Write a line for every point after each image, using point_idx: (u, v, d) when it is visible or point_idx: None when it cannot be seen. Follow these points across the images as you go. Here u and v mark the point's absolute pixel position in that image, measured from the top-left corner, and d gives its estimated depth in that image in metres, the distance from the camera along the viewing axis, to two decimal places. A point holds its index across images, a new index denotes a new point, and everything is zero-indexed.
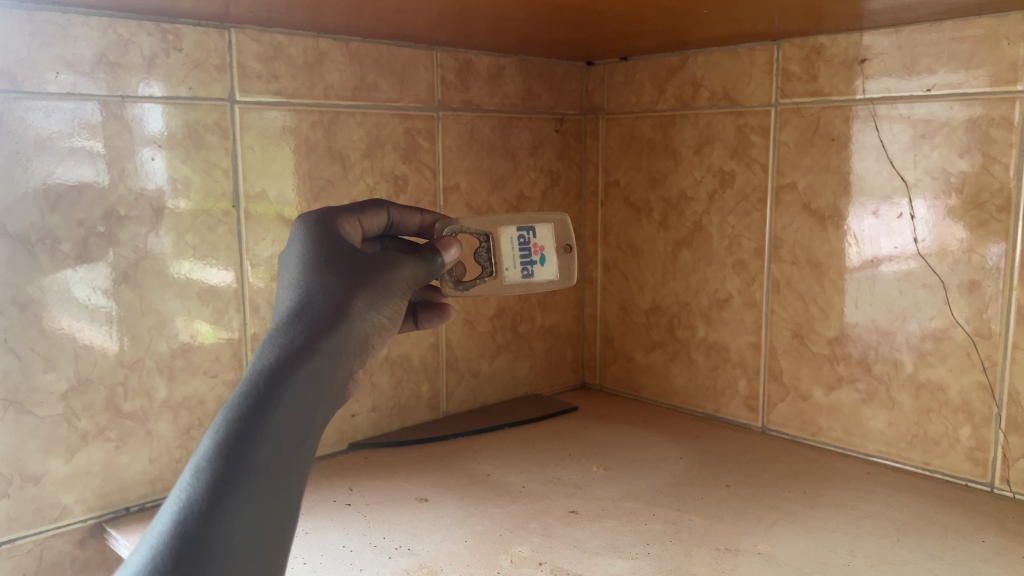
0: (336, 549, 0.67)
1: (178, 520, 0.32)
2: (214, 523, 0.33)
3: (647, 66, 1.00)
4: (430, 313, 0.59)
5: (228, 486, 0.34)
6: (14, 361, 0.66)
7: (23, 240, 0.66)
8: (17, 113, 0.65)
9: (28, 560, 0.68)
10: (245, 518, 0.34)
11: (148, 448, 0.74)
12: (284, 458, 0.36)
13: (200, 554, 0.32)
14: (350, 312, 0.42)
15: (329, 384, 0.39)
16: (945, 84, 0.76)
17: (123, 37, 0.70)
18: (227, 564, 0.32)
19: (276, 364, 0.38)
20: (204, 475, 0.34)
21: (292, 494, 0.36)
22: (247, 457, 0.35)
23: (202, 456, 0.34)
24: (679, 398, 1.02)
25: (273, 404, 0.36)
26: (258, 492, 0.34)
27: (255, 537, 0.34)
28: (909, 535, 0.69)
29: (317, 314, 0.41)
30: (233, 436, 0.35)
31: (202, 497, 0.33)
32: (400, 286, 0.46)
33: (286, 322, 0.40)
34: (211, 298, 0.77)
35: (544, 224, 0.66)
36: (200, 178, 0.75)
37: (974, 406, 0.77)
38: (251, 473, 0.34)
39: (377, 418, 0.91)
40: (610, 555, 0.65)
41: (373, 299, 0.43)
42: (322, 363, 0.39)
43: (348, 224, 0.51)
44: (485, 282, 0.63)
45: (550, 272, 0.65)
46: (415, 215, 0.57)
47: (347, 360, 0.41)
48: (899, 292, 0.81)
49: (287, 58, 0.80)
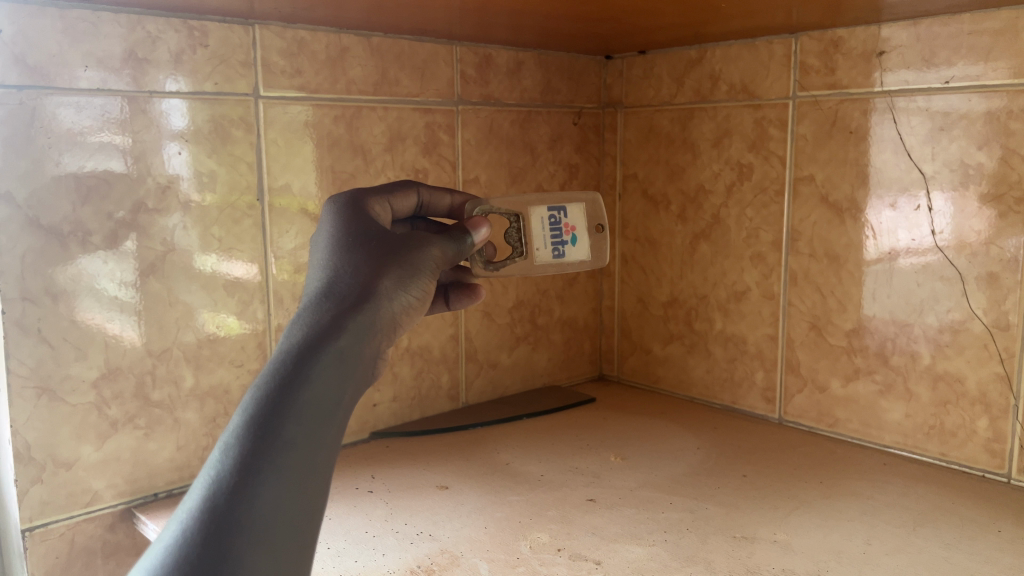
0: (360, 534, 0.68)
1: (208, 495, 0.34)
2: (243, 498, 0.34)
3: (666, 59, 1.01)
4: (461, 294, 0.60)
5: (256, 461, 0.35)
6: (47, 349, 0.68)
7: (56, 231, 0.68)
8: (49, 108, 0.66)
9: (60, 543, 0.70)
10: (274, 492, 0.35)
11: (175, 436, 0.76)
12: (312, 434, 0.37)
13: (228, 529, 0.33)
14: (378, 292, 0.43)
15: (359, 361, 0.40)
16: (964, 76, 0.76)
17: (152, 35, 0.71)
18: (255, 538, 0.34)
19: (304, 343, 0.39)
20: (233, 452, 0.35)
21: (323, 469, 0.37)
22: (275, 434, 0.36)
23: (232, 434, 0.36)
24: (697, 390, 1.02)
25: (301, 382, 0.37)
26: (286, 467, 0.35)
27: (284, 512, 0.35)
28: (926, 525, 0.69)
29: (345, 294, 0.42)
30: (260, 415, 0.36)
31: (231, 474, 0.35)
32: (428, 267, 0.47)
33: (314, 303, 0.42)
34: (236, 290, 0.79)
35: (575, 203, 0.67)
36: (226, 172, 0.77)
37: (992, 397, 0.77)
38: (279, 449, 0.36)
39: (398, 408, 0.92)
40: (628, 542, 0.66)
41: (401, 280, 0.45)
42: (350, 341, 0.40)
43: (378, 205, 0.52)
44: (515, 263, 0.65)
45: (581, 252, 0.67)
46: (445, 196, 0.59)
47: (377, 339, 0.42)
48: (917, 284, 0.81)
49: (310, 53, 0.81)
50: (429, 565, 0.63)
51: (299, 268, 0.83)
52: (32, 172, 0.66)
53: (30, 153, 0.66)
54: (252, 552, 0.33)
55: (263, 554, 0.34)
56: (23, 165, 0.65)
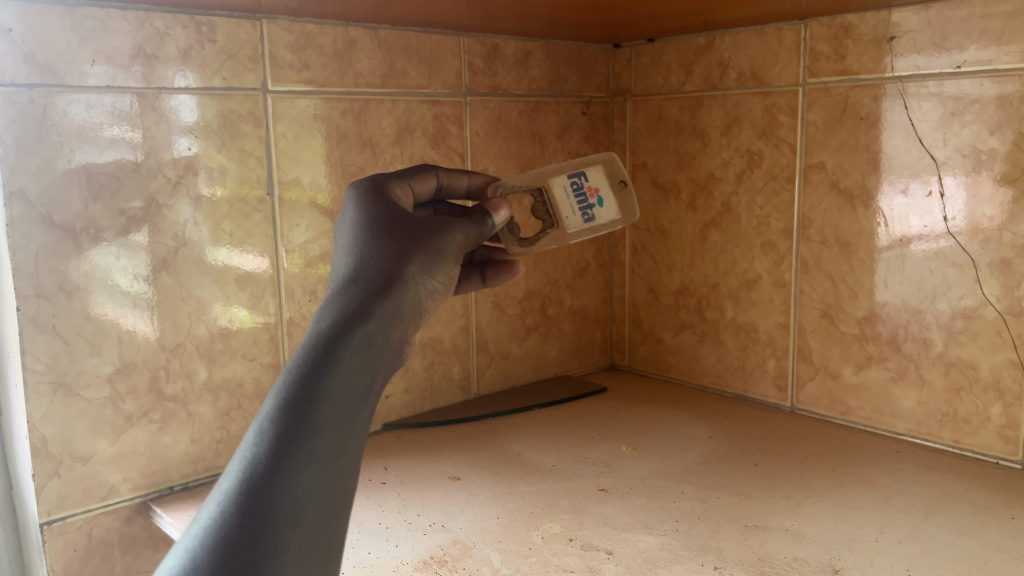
0: (373, 526, 0.69)
1: (243, 478, 0.34)
2: (277, 482, 0.34)
3: (674, 47, 1.00)
4: (498, 271, 0.61)
5: (290, 445, 0.34)
6: (62, 345, 0.68)
7: (68, 228, 0.68)
8: (60, 106, 0.67)
9: (78, 537, 0.71)
10: (307, 476, 0.34)
11: (189, 429, 0.77)
12: (345, 419, 0.36)
13: (264, 511, 0.33)
14: (405, 277, 0.42)
15: (387, 344, 0.40)
16: (976, 60, 0.75)
17: (160, 31, 0.72)
18: (291, 521, 0.33)
19: (334, 326, 0.38)
20: (266, 435, 0.34)
21: (354, 453, 0.36)
22: (307, 418, 0.35)
23: (265, 418, 0.35)
24: (708, 379, 1.02)
25: (332, 366, 0.37)
26: (319, 451, 0.35)
27: (319, 494, 0.34)
28: (939, 512, 0.69)
29: (372, 278, 0.42)
30: (293, 398, 0.35)
31: (265, 457, 0.34)
32: (453, 250, 0.46)
33: (342, 288, 0.41)
34: (247, 284, 0.80)
35: (593, 165, 0.67)
36: (235, 167, 0.77)
37: (1005, 384, 0.77)
38: (311, 434, 0.35)
39: (410, 399, 0.92)
40: (640, 532, 0.66)
41: (426, 266, 0.44)
42: (379, 325, 0.39)
43: (399, 190, 0.52)
44: (547, 236, 0.65)
45: (609, 212, 0.66)
46: (463, 178, 0.58)
47: (405, 322, 0.41)
48: (929, 271, 0.81)
49: (318, 47, 0.81)
50: (441, 556, 0.63)
51: (310, 261, 0.84)
52: (44, 169, 0.66)
53: (41, 150, 0.66)
54: (288, 534, 0.33)
55: (298, 537, 0.33)
56: (34, 163, 0.66)
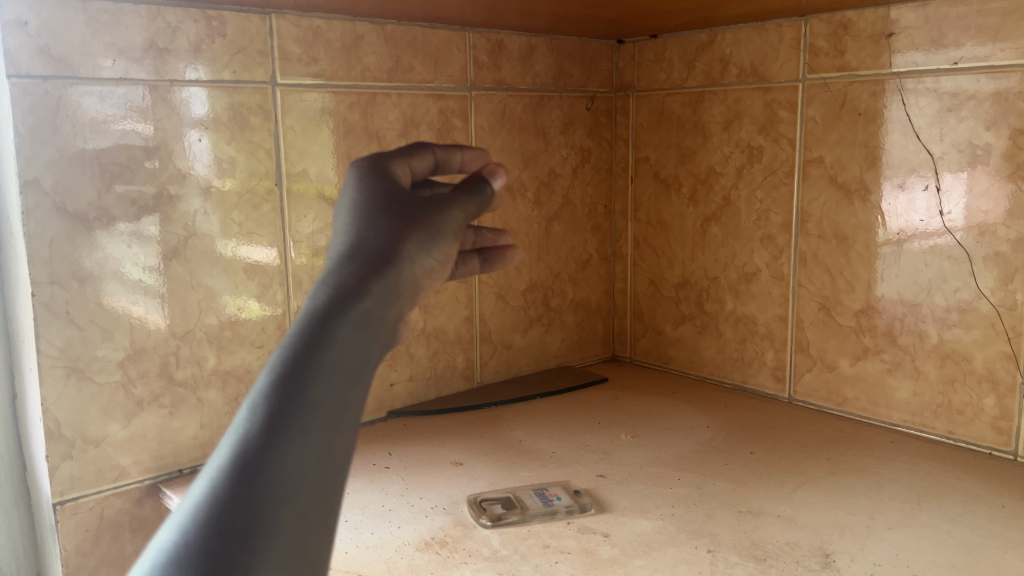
0: (376, 508, 0.70)
1: (236, 452, 0.32)
2: (270, 458, 0.32)
3: (676, 43, 1.01)
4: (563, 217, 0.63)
5: (282, 421, 0.33)
6: (76, 331, 0.70)
7: (81, 217, 0.70)
8: (74, 98, 0.68)
9: (90, 517, 0.73)
10: (301, 452, 0.32)
11: (199, 414, 0.79)
12: (340, 395, 0.34)
13: (257, 486, 0.31)
14: (402, 255, 0.40)
15: (382, 324, 0.37)
16: (973, 57, 0.76)
17: (172, 24, 0.73)
18: (285, 497, 0.31)
19: (328, 304, 0.36)
20: (259, 411, 0.33)
21: (348, 432, 0.34)
22: (302, 394, 0.33)
23: (258, 392, 0.33)
24: (708, 370, 1.04)
25: (327, 341, 0.35)
26: (313, 427, 0.33)
27: (314, 471, 0.32)
28: (930, 500, 0.71)
29: (366, 256, 0.39)
30: (286, 373, 0.34)
31: (258, 431, 0.32)
32: (452, 229, 0.44)
33: (339, 262, 0.39)
34: (256, 273, 0.81)
35: None
36: (244, 159, 0.79)
37: (999, 375, 0.78)
38: (305, 409, 0.33)
39: (415, 387, 0.94)
40: (636, 516, 0.68)
41: (423, 244, 0.42)
42: (374, 304, 0.37)
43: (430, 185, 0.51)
44: None
45: None
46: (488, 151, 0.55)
47: (405, 298, 0.39)
48: (924, 265, 0.82)
49: (325, 42, 0.83)
50: (442, 537, 0.65)
51: (317, 251, 0.86)
52: (58, 158, 0.68)
53: (56, 140, 0.68)
54: (283, 511, 0.31)
55: (293, 514, 0.31)
56: (50, 153, 0.68)
